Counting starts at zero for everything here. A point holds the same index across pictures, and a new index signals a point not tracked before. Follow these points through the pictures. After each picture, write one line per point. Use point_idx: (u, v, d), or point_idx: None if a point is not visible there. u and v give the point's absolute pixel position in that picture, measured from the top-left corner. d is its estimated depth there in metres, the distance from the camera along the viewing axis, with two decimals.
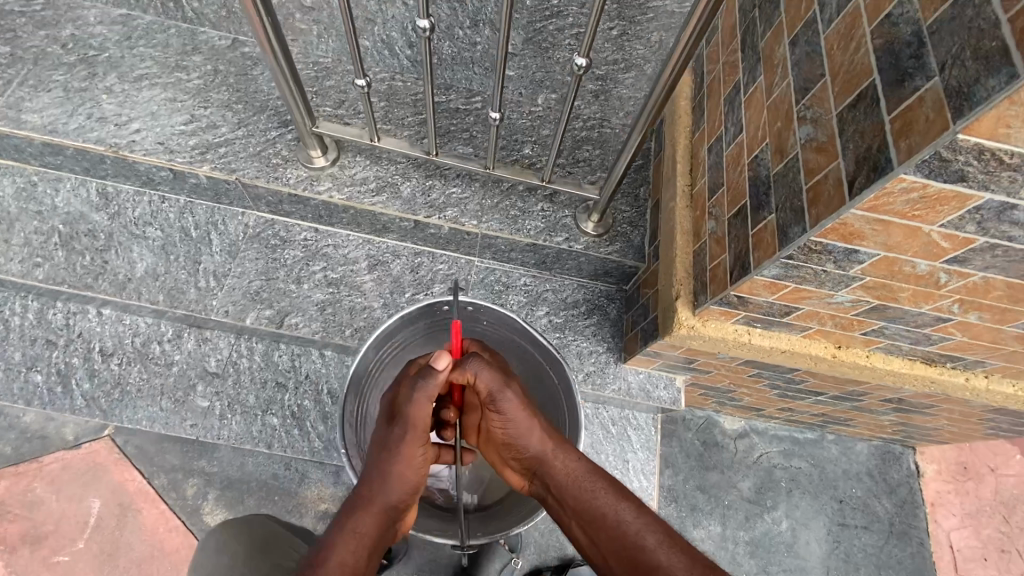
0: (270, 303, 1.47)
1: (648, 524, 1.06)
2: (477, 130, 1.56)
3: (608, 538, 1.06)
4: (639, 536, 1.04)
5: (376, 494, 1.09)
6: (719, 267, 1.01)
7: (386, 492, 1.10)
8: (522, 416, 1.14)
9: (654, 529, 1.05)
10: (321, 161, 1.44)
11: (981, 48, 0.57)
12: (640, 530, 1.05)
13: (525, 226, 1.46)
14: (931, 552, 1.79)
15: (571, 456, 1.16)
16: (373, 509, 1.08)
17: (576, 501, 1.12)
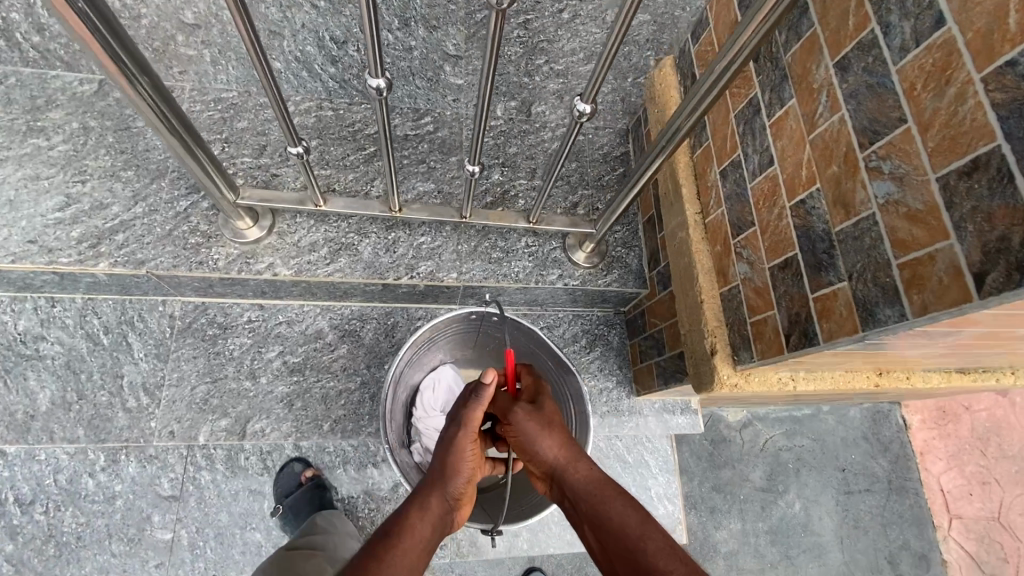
0: (223, 410, 1.24)
1: (658, 534, 0.87)
2: (433, 159, 1.32)
3: (616, 544, 0.88)
4: (648, 546, 0.85)
5: (434, 491, 0.98)
6: (765, 324, 0.89)
7: (444, 490, 0.98)
8: (543, 416, 1.02)
9: (660, 535, 0.87)
10: (253, 232, 1.17)
11: None
12: (647, 537, 0.86)
13: (511, 269, 1.27)
14: (927, 499, 1.88)
15: (588, 462, 0.99)
16: (431, 506, 0.96)
17: (589, 505, 0.94)
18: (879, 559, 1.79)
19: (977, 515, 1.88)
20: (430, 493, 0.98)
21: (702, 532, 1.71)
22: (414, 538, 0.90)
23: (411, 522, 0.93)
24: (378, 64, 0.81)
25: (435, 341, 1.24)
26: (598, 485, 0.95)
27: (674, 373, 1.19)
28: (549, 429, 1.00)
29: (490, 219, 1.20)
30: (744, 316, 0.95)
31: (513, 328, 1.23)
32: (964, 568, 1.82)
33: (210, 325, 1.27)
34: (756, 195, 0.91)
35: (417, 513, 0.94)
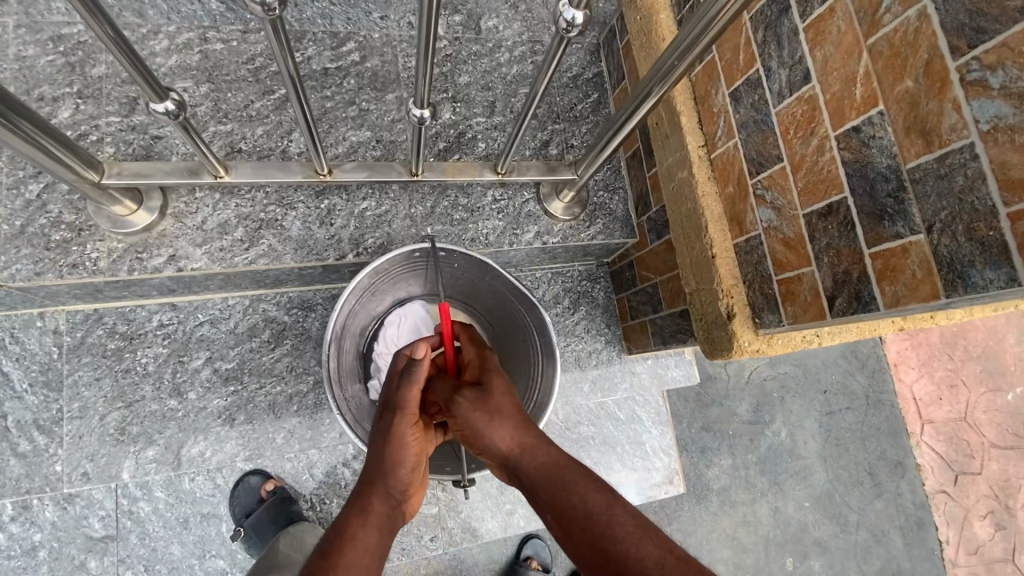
0: (146, 437, 1.02)
1: (628, 513, 0.63)
2: (365, 100, 1.05)
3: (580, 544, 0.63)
4: (617, 534, 0.61)
5: (375, 489, 0.74)
6: (801, 282, 0.73)
7: (386, 485, 0.75)
8: (490, 402, 0.72)
9: (627, 514, 0.63)
10: (141, 216, 0.90)
11: None
12: (613, 518, 0.62)
13: (478, 231, 1.06)
14: (901, 408, 1.92)
15: (549, 443, 0.71)
16: (372, 506, 0.73)
17: (547, 495, 0.67)
18: (859, 471, 1.83)
19: (945, 418, 1.97)
20: (371, 490, 0.74)
21: (695, 472, 1.66)
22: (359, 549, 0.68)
23: (350, 530, 0.70)
24: None
25: (378, 285, 0.96)
26: (556, 469, 0.68)
27: (674, 334, 1.05)
28: (498, 418, 0.71)
29: (446, 172, 0.97)
30: (768, 271, 0.79)
31: (464, 263, 0.95)
32: (935, 467, 1.91)
33: (110, 338, 1.02)
34: (784, 121, 0.73)
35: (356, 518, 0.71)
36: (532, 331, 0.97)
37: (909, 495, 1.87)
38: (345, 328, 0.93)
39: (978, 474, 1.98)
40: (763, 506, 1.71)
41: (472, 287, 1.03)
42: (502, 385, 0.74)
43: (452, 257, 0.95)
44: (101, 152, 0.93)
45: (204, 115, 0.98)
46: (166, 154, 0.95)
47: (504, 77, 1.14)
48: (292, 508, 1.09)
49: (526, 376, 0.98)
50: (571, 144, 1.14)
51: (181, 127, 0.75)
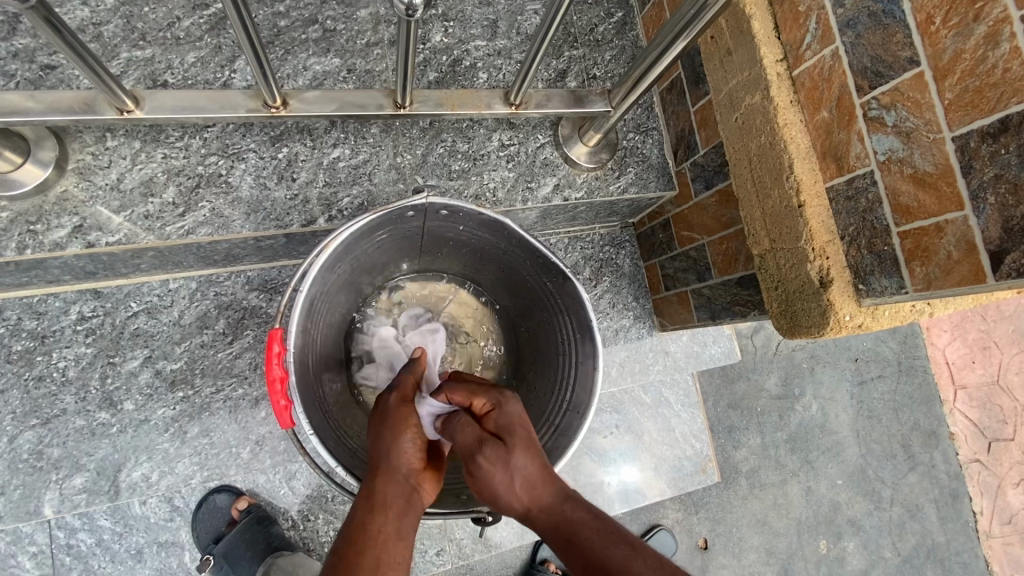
0: (71, 462, 0.80)
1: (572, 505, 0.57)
2: (331, 16, 0.80)
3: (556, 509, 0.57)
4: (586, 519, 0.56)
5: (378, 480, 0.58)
6: (942, 233, 0.54)
7: (399, 485, 0.58)
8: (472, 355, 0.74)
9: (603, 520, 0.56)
10: (31, 171, 0.66)
11: None
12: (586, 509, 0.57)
13: (483, 185, 0.84)
14: (934, 374, 1.78)
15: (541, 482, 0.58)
16: (377, 515, 0.56)
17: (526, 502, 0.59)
18: (893, 443, 1.69)
19: (979, 382, 1.83)
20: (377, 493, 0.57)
21: (722, 454, 1.51)
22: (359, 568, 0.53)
23: (354, 538, 0.55)
24: None
25: (361, 256, 0.75)
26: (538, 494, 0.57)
27: (729, 306, 0.87)
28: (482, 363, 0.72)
29: (443, 104, 0.74)
30: (882, 220, 0.60)
31: (473, 223, 0.73)
32: (968, 435, 1.78)
33: (15, 338, 0.79)
34: (927, 7, 0.53)
35: (359, 527, 0.55)
36: (562, 308, 0.76)
37: (943, 466, 1.74)
38: (319, 313, 0.71)
39: (1012, 440, 1.85)
40: (794, 487, 1.57)
41: (482, 254, 0.82)
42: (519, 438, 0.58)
43: (458, 215, 0.72)
44: None
45: (113, 38, 0.73)
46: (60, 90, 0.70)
47: None
48: (271, 530, 0.89)
49: (559, 368, 0.79)
50: (593, 75, 0.91)
51: (38, 16, 0.47)
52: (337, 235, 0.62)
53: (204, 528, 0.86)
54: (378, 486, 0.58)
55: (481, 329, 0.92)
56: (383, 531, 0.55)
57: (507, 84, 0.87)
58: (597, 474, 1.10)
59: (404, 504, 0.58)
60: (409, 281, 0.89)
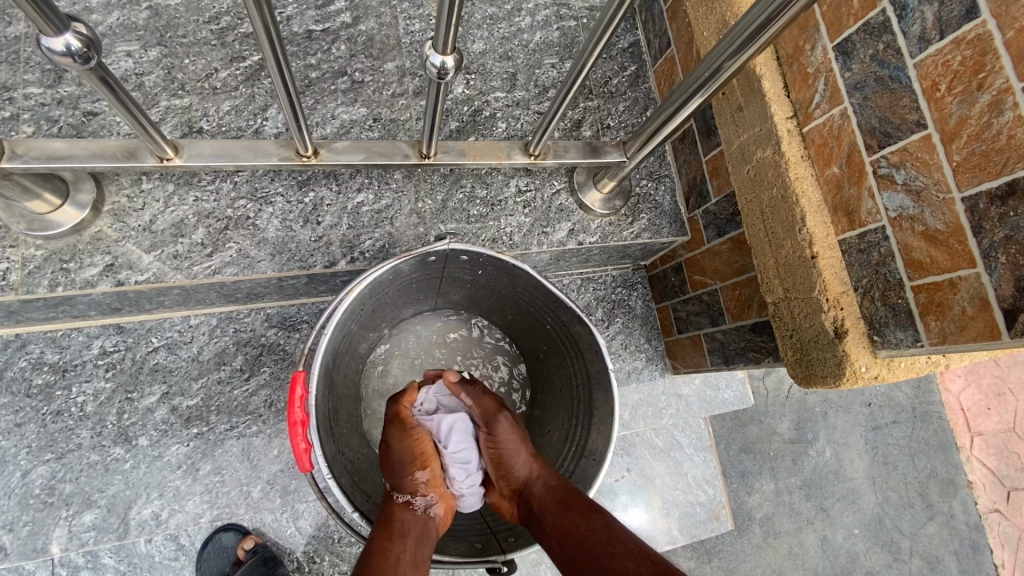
0: (82, 496, 0.80)
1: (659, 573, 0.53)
2: (359, 68, 0.85)
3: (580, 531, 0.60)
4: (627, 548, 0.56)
5: (399, 510, 0.66)
6: (956, 289, 0.55)
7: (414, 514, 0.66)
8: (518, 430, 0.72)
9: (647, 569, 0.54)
10: (68, 212, 0.69)
11: None
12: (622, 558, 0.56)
13: (501, 230, 0.86)
14: (949, 420, 1.77)
15: (558, 494, 0.65)
16: (396, 543, 0.62)
17: (548, 538, 0.63)
18: (910, 492, 1.66)
19: (994, 429, 1.82)
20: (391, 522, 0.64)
21: (735, 501, 1.48)
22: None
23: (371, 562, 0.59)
24: None
25: (382, 298, 0.76)
26: (565, 527, 0.61)
27: (742, 351, 0.87)
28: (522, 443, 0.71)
29: (466, 154, 0.78)
30: (895, 274, 0.61)
31: (493, 269, 0.75)
32: (987, 484, 1.76)
33: (36, 371, 0.79)
34: (932, 74, 0.55)
35: (377, 552, 0.60)
36: (580, 353, 0.77)
37: (962, 516, 1.71)
38: (343, 351, 0.73)
39: None
40: (810, 536, 1.53)
41: (500, 296, 0.83)
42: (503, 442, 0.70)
43: (476, 261, 0.74)
44: (16, 132, 0.72)
45: (154, 87, 0.77)
46: (101, 136, 0.74)
47: (528, 41, 0.94)
48: (276, 572, 0.87)
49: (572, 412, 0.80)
50: (607, 125, 0.94)
51: (94, 74, 0.51)
52: (363, 280, 0.64)
53: (209, 568, 0.85)
54: (396, 516, 0.65)
55: (497, 370, 0.92)
56: (400, 556, 0.61)
57: (524, 132, 0.90)
58: None
59: (417, 532, 0.64)
60: (425, 321, 0.90)
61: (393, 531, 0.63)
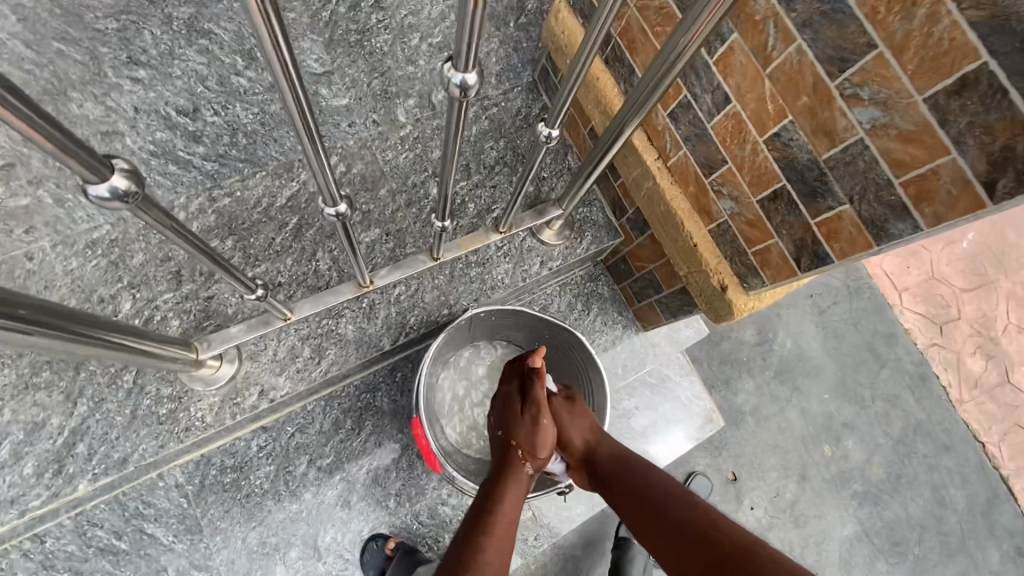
0: (283, 542, 1.16)
1: (700, 514, 0.84)
2: (364, 201, 1.20)
3: (640, 485, 0.93)
4: (674, 496, 0.89)
5: (513, 477, 0.96)
6: (771, 252, 0.91)
7: (523, 478, 0.97)
8: (576, 408, 1.04)
9: (692, 512, 0.85)
10: (225, 368, 1.04)
11: None
12: (673, 505, 0.88)
13: (496, 278, 1.24)
14: (879, 287, 2.19)
15: (615, 459, 0.99)
16: (512, 501, 0.93)
17: (613, 492, 0.96)
18: (861, 352, 2.08)
19: (917, 281, 2.26)
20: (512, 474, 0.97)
21: (728, 402, 1.89)
22: (501, 525, 0.90)
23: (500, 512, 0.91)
24: (333, 196, 0.80)
25: (437, 355, 1.13)
26: (627, 482, 0.95)
27: (681, 307, 1.25)
28: (582, 423, 1.03)
29: (460, 247, 1.19)
30: (742, 248, 0.97)
31: (501, 314, 1.13)
32: (922, 326, 2.19)
33: (224, 472, 1.14)
34: (720, 133, 0.89)
35: (501, 505, 0.92)
36: (571, 350, 1.14)
37: (907, 357, 2.14)
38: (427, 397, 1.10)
39: (957, 318, 2.27)
40: (792, 410, 1.94)
41: (508, 329, 1.19)
42: (576, 421, 1.03)
43: (490, 313, 1.12)
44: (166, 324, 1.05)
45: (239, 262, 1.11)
46: (222, 309, 1.07)
47: (470, 137, 1.30)
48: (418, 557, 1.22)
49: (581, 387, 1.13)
50: (543, 177, 1.30)
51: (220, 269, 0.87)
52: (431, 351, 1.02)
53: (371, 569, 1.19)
54: (513, 482, 0.96)
55: None
56: (513, 510, 0.92)
57: (488, 205, 1.27)
58: (632, 443, 1.50)
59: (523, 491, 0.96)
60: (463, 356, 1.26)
61: (508, 489, 0.94)
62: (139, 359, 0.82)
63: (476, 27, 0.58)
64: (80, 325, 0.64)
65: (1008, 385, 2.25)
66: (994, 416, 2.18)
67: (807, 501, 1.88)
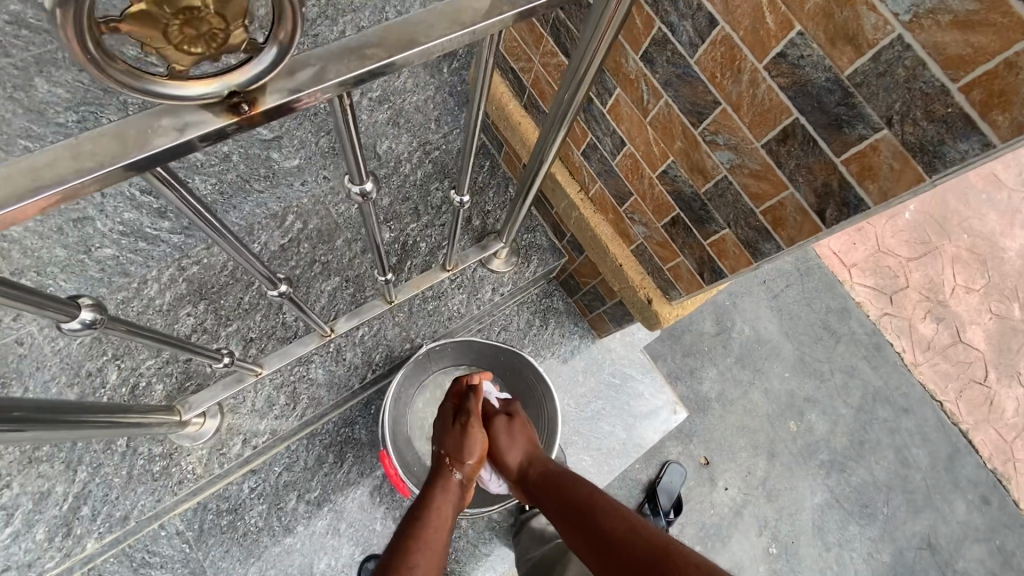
0: (281, 573, 1.26)
1: (620, 518, 0.91)
2: (323, 253, 1.30)
3: (568, 494, 1.01)
4: (599, 502, 0.96)
5: (446, 484, 1.05)
6: (680, 268, 1.03)
7: (455, 482, 1.06)
8: (514, 428, 1.14)
9: (614, 515, 0.92)
10: (209, 423, 1.15)
11: (934, 111, 0.54)
12: (598, 510, 0.95)
13: (451, 308, 1.36)
14: (828, 265, 2.32)
15: (548, 473, 1.08)
16: (443, 504, 1.01)
17: (546, 503, 1.04)
18: (816, 329, 2.21)
19: (864, 256, 2.39)
20: (446, 482, 1.05)
21: (694, 391, 2.01)
22: (433, 527, 0.96)
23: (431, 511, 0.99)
24: (271, 276, 0.96)
25: (402, 389, 1.25)
26: (557, 492, 1.03)
27: (624, 315, 1.38)
28: (518, 443, 1.13)
29: (412, 287, 1.31)
30: (658, 264, 1.09)
31: (453, 345, 1.25)
32: (872, 298, 2.33)
33: (221, 516, 1.25)
34: (624, 169, 1.01)
35: (433, 506, 1.00)
36: (523, 369, 1.25)
37: (860, 329, 2.26)
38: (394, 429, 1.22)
39: (905, 287, 2.39)
40: (755, 392, 2.06)
41: (466, 355, 1.31)
42: (511, 439, 1.13)
43: (444, 346, 1.25)
44: (150, 389, 1.15)
45: (212, 323, 1.21)
46: (201, 369, 1.18)
47: (417, 180, 1.41)
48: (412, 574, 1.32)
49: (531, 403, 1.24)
50: (488, 210, 1.42)
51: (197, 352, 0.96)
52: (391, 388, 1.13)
53: None
54: (445, 488, 1.04)
55: None
56: (444, 512, 1.00)
57: (439, 241, 1.38)
58: (603, 442, 1.61)
59: (455, 496, 1.04)
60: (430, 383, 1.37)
61: (440, 495, 1.02)
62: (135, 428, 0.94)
63: (354, 147, 0.63)
64: (62, 413, 0.73)
65: (959, 344, 2.37)
66: (948, 375, 2.30)
67: (777, 476, 2.00)
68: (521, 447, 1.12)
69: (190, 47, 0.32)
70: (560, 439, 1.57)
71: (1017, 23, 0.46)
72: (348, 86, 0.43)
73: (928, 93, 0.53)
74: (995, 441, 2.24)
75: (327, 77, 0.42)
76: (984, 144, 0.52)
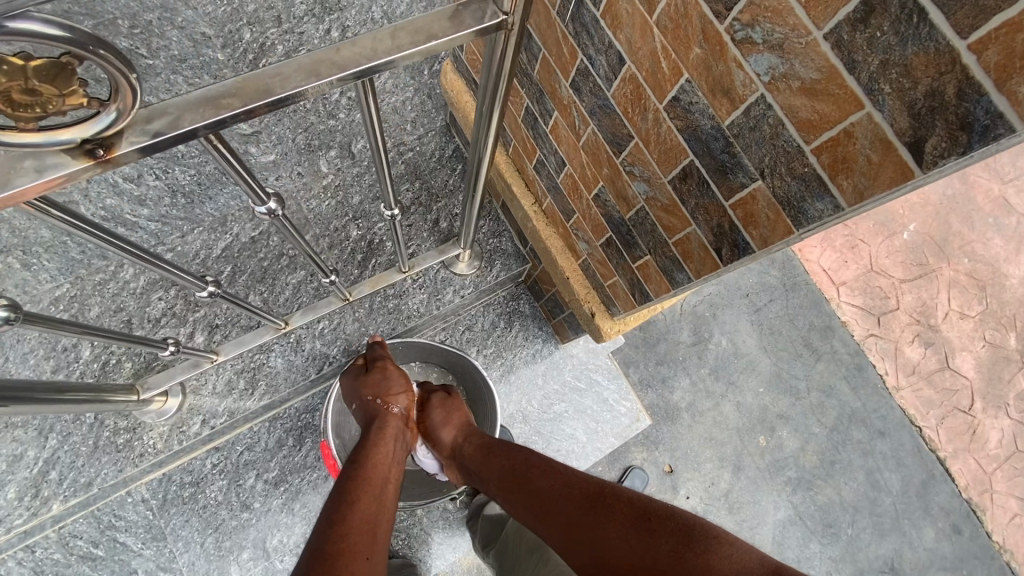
0: (236, 545, 1.34)
1: (562, 480, 0.95)
2: (291, 248, 1.36)
3: (507, 461, 1.06)
4: (541, 466, 1.00)
5: (386, 428, 1.10)
6: (616, 286, 1.07)
7: (394, 425, 1.12)
8: (447, 404, 1.23)
9: (558, 478, 0.96)
10: (172, 401, 1.25)
11: (796, 170, 0.59)
12: (541, 475, 0.98)
13: (412, 308, 1.41)
14: (816, 282, 2.30)
15: (484, 444, 1.15)
16: (383, 442, 1.05)
17: (489, 475, 1.08)
18: (797, 346, 2.20)
19: (854, 275, 2.36)
20: (384, 427, 1.09)
21: (664, 399, 2.03)
22: (377, 460, 0.99)
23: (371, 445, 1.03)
24: (200, 280, 1.03)
25: None
26: (497, 459, 1.09)
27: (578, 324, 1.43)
28: (451, 420, 1.21)
29: (368, 285, 1.35)
30: (599, 281, 1.13)
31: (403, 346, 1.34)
32: (858, 317, 2.30)
33: (183, 488, 1.33)
34: (565, 186, 1.03)
35: (374, 444, 1.04)
36: (470, 370, 1.33)
37: (843, 348, 2.24)
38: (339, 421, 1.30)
39: (895, 309, 2.36)
40: (727, 404, 2.08)
41: (418, 355, 1.38)
42: (441, 412, 1.22)
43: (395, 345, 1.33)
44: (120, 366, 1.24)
45: (181, 308, 1.29)
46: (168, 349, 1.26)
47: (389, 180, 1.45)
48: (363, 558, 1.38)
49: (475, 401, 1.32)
50: (455, 213, 1.46)
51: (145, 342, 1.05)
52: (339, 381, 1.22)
53: None
54: (383, 428, 1.09)
55: None
56: (386, 449, 1.04)
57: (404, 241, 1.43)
58: (561, 446, 1.63)
59: (394, 435, 1.09)
60: None
61: (379, 436, 1.07)
62: (99, 405, 1.03)
63: (239, 172, 0.71)
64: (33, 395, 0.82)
65: (947, 370, 2.33)
66: (931, 401, 2.26)
67: (741, 488, 2.01)
68: (453, 423, 1.21)
69: (27, 107, 0.38)
70: (520, 439, 1.60)
71: (849, 95, 0.52)
72: (204, 130, 0.50)
73: (789, 151, 0.59)
74: (973, 471, 2.20)
75: (183, 124, 0.49)
76: (835, 206, 0.57)
